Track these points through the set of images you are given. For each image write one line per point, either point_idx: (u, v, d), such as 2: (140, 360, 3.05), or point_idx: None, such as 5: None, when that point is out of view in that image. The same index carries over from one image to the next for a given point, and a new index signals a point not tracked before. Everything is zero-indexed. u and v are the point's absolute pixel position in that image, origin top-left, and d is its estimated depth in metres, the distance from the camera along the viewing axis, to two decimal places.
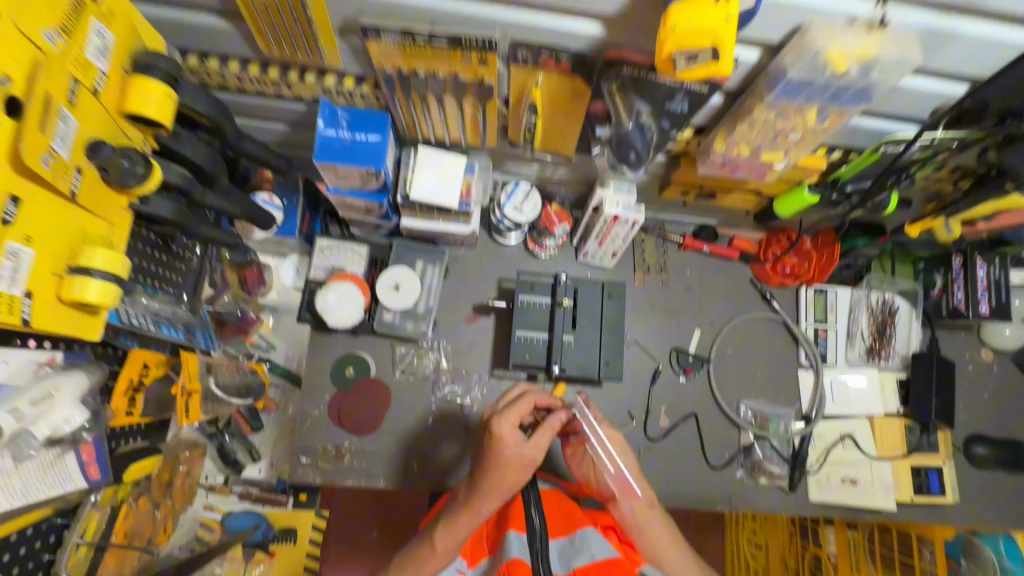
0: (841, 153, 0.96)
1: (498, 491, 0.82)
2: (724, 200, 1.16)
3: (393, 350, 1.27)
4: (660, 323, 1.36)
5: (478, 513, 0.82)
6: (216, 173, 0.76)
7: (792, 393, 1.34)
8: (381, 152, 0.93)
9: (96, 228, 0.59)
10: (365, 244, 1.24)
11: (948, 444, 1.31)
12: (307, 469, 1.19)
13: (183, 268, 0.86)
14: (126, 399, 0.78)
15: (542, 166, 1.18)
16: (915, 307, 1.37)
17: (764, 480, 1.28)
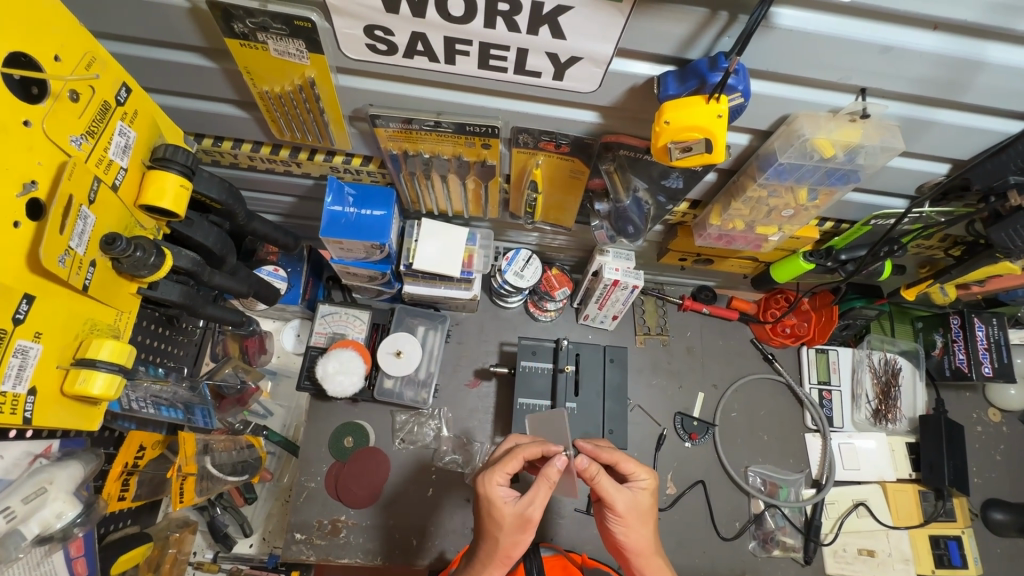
0: (832, 224, 1.00)
1: (492, 553, 0.79)
2: (721, 265, 1.18)
3: (394, 417, 1.25)
4: (663, 386, 1.35)
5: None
6: (225, 255, 0.77)
7: (800, 457, 1.31)
8: (386, 227, 0.96)
9: (103, 315, 0.60)
10: (367, 310, 1.25)
11: (964, 511, 1.27)
12: (301, 546, 1.14)
13: (184, 341, 0.88)
14: (118, 484, 0.77)
15: (542, 234, 1.21)
16: (918, 367, 1.36)
17: (777, 552, 1.23)
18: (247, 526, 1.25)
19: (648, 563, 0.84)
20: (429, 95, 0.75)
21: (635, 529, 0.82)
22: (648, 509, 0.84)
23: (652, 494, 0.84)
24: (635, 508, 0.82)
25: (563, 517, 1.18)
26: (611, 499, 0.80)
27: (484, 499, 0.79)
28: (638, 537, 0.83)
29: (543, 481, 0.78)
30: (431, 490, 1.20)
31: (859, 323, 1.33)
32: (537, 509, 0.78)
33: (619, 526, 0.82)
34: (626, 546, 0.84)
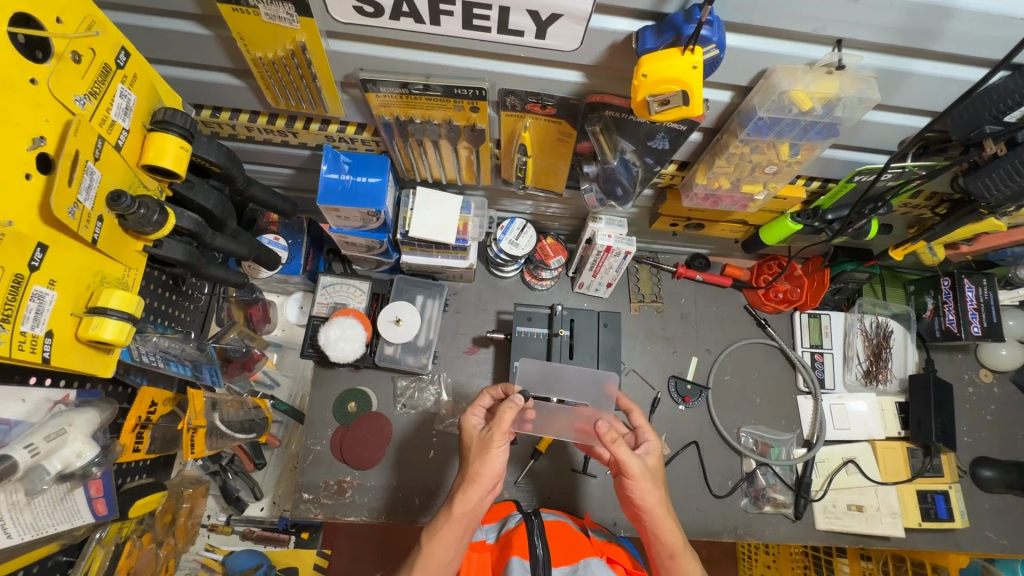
0: (819, 183, 1.02)
1: (464, 479, 0.83)
2: (712, 230, 1.20)
3: (395, 383, 1.30)
4: (657, 351, 1.39)
5: (453, 503, 0.83)
6: (225, 218, 0.81)
7: (792, 418, 1.35)
8: (381, 193, 0.99)
9: (112, 270, 0.64)
10: (367, 280, 1.28)
11: (952, 466, 1.30)
12: (309, 505, 1.19)
13: (190, 307, 0.94)
14: (133, 436, 0.80)
15: (536, 202, 1.23)
16: (909, 330, 1.39)
17: (768, 508, 1.27)
18: (257, 489, 1.33)
19: (664, 529, 0.86)
20: (415, 57, 0.77)
21: (648, 487, 0.85)
22: (658, 473, 0.89)
23: (656, 458, 0.91)
24: (647, 471, 0.86)
25: (559, 477, 1.23)
26: (624, 460, 0.83)
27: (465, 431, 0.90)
28: (654, 500, 0.85)
29: (502, 426, 0.84)
30: (432, 453, 1.24)
31: (851, 287, 1.38)
32: (508, 416, 0.84)
33: (633, 487, 0.84)
34: (642, 505, 0.86)
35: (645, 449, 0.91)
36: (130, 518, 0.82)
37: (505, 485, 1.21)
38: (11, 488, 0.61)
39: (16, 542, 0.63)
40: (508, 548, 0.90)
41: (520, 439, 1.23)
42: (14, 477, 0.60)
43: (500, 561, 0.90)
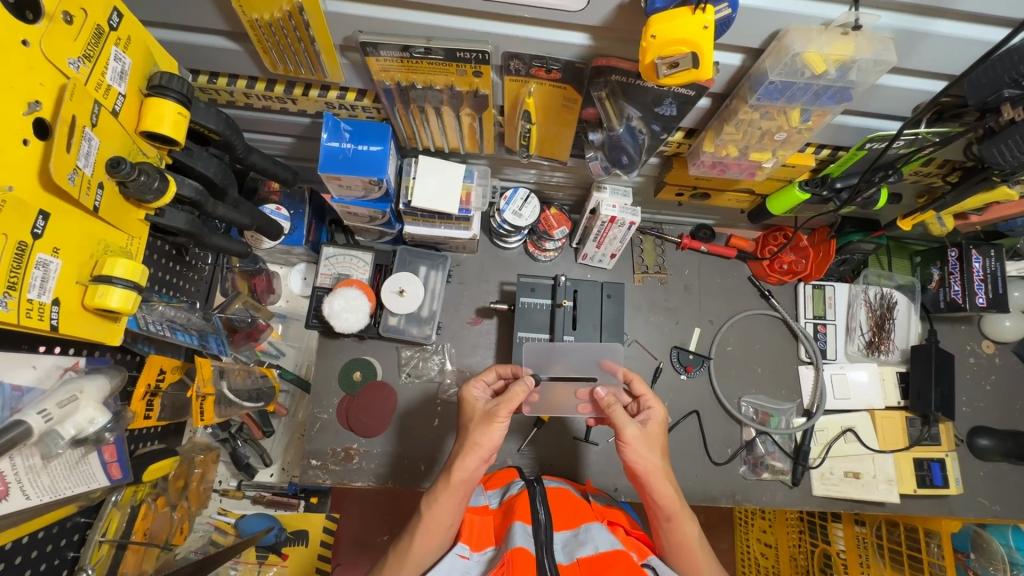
0: (829, 151, 1.00)
1: (466, 449, 0.85)
2: (718, 199, 1.19)
3: (399, 353, 1.31)
4: (660, 322, 1.39)
5: (452, 471, 0.84)
6: (227, 186, 0.80)
7: (792, 388, 1.37)
8: (383, 162, 0.98)
9: (115, 239, 0.64)
10: (370, 251, 1.28)
11: (950, 436, 1.31)
12: (317, 471, 1.22)
13: (194, 276, 0.94)
14: (143, 404, 0.81)
15: (540, 172, 1.21)
16: (913, 301, 1.38)
17: (767, 475, 1.30)
18: (266, 455, 1.37)
19: (662, 493, 0.84)
20: (416, 18, 0.75)
21: (643, 452, 0.85)
22: (658, 440, 0.88)
23: (658, 424, 0.91)
24: (643, 436, 0.87)
25: (561, 445, 1.25)
26: (618, 424, 0.86)
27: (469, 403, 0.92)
28: (651, 465, 0.85)
29: (510, 402, 0.86)
30: (437, 421, 1.26)
31: (855, 258, 1.35)
32: (519, 394, 0.86)
33: (627, 452, 0.86)
34: (637, 470, 0.85)
35: (646, 417, 0.92)
36: (143, 482, 0.83)
37: (508, 452, 1.23)
38: (27, 452, 0.63)
39: (36, 503, 0.64)
40: (510, 512, 0.89)
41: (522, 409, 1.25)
42: (29, 441, 0.61)
43: (503, 525, 0.90)
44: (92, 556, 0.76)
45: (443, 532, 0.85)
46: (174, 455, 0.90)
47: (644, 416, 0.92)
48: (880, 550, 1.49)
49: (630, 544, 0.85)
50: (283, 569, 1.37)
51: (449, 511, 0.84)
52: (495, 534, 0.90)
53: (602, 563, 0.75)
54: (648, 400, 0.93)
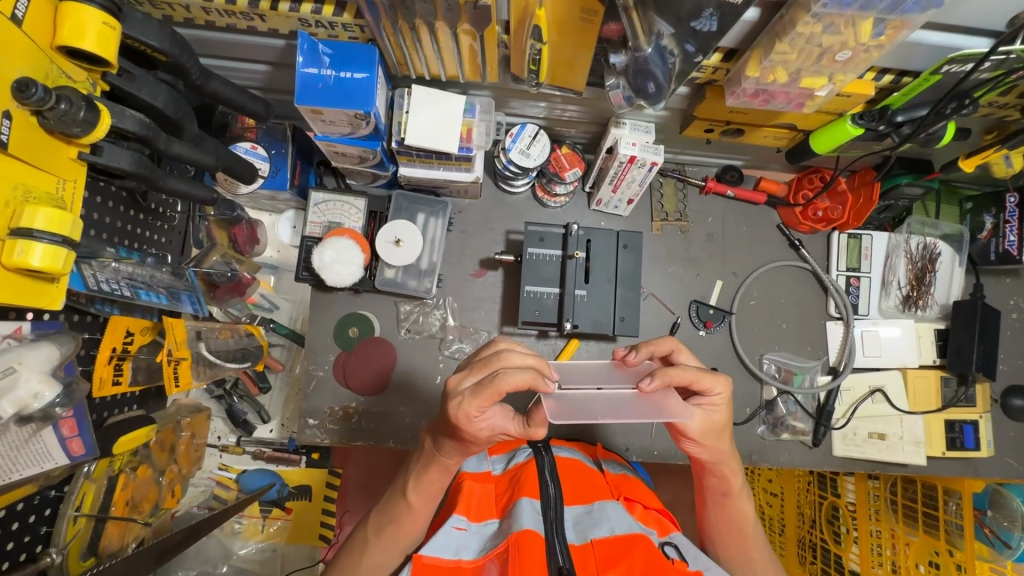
0: (892, 77, 0.84)
1: (459, 448, 0.77)
2: (753, 136, 1.04)
3: (398, 308, 1.22)
4: (678, 273, 1.28)
5: (447, 462, 0.81)
6: (182, 121, 0.67)
7: (818, 345, 1.28)
8: (371, 91, 0.85)
9: (41, 182, 0.56)
10: (362, 197, 1.17)
11: (986, 397, 1.24)
12: (315, 430, 1.17)
13: (164, 227, 0.85)
14: (110, 369, 0.74)
15: (550, 105, 1.07)
16: (959, 252, 1.26)
17: (786, 435, 1.24)
18: (264, 412, 1.34)
19: (727, 476, 0.88)
20: None
21: (713, 442, 0.82)
22: (723, 421, 0.81)
23: (724, 404, 0.80)
24: (708, 428, 0.81)
25: None
26: (681, 422, 0.80)
27: (467, 429, 0.69)
28: (715, 450, 0.84)
29: (528, 440, 0.70)
30: (439, 379, 1.20)
31: (901, 204, 1.21)
32: (542, 434, 0.70)
33: (694, 443, 0.83)
34: (701, 456, 0.86)
35: (705, 402, 0.80)
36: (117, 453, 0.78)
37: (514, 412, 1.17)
38: None
39: None
40: (516, 483, 0.91)
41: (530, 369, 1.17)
42: None
43: (506, 496, 0.91)
44: (67, 531, 0.72)
45: (420, 520, 0.87)
46: (151, 424, 0.84)
47: (703, 400, 0.80)
48: (893, 505, 1.46)
49: (646, 520, 0.90)
50: (286, 522, 1.37)
51: (430, 499, 0.85)
52: (495, 505, 0.91)
53: (620, 547, 0.80)
54: (709, 388, 0.78)
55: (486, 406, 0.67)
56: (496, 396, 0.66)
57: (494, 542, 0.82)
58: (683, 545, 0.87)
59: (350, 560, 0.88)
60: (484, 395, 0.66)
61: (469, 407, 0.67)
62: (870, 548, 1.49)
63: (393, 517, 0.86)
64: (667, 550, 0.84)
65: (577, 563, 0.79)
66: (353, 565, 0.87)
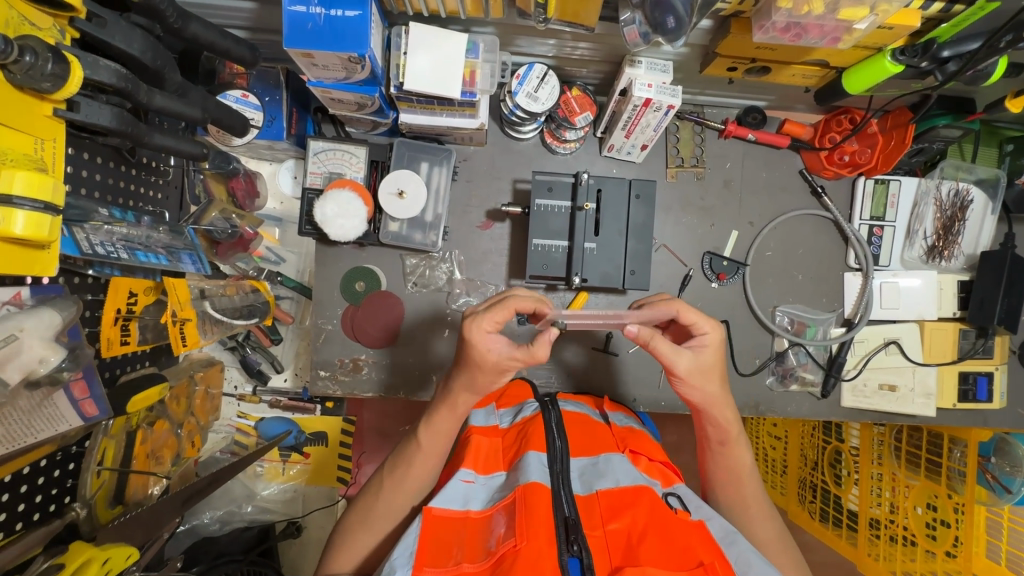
0: (942, 5, 0.74)
1: (469, 382, 0.84)
2: (780, 74, 0.96)
3: (404, 261, 1.20)
4: (693, 224, 1.24)
5: (456, 399, 0.87)
6: (162, 70, 0.63)
7: (834, 296, 1.25)
8: (364, 32, 0.79)
9: (15, 143, 0.53)
10: (363, 145, 1.12)
11: (1004, 348, 1.21)
12: (326, 382, 1.19)
13: (160, 182, 0.83)
14: (117, 329, 0.75)
15: (560, 43, 0.99)
16: (993, 198, 1.18)
17: (795, 386, 1.24)
18: (277, 363, 1.37)
19: (718, 420, 0.91)
20: None
21: (698, 385, 0.88)
22: (712, 366, 0.88)
23: (714, 349, 0.87)
24: (697, 368, 0.87)
25: (579, 355, 1.24)
26: (670, 360, 0.85)
27: (478, 345, 0.78)
28: (705, 393, 0.89)
29: (532, 361, 0.77)
30: (447, 332, 1.20)
31: (935, 147, 1.12)
32: (544, 353, 0.76)
33: (682, 383, 0.89)
34: (695, 401, 0.91)
35: (695, 341, 0.87)
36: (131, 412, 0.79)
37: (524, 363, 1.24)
38: None
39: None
40: (524, 437, 0.94)
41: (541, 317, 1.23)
42: None
43: (513, 450, 0.94)
44: (92, 483, 0.76)
45: (432, 463, 0.91)
46: (163, 383, 0.83)
47: (694, 340, 0.87)
48: (896, 451, 1.50)
49: (651, 472, 0.92)
50: (306, 466, 1.43)
51: (442, 441, 0.91)
52: (502, 458, 0.95)
53: (624, 499, 0.81)
54: (699, 325, 0.86)
55: (500, 321, 0.78)
56: (498, 317, 0.78)
57: (501, 494, 0.84)
58: (686, 495, 0.89)
59: (365, 508, 0.91)
60: (498, 310, 0.78)
61: (482, 323, 0.78)
62: (870, 490, 1.53)
63: (406, 459, 0.92)
64: (670, 499, 0.86)
65: (582, 512, 0.81)
66: (367, 510, 0.91)
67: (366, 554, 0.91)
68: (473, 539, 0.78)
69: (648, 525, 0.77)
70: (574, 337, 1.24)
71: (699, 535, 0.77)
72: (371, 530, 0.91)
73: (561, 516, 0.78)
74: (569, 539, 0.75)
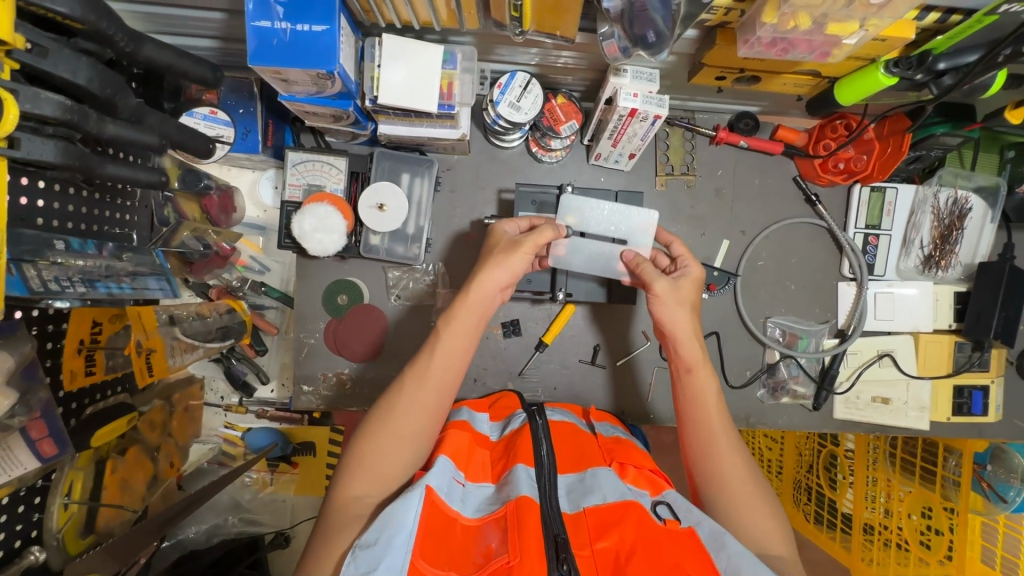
0: (937, 16, 0.71)
1: (495, 262, 0.90)
2: (771, 83, 0.92)
3: (386, 274, 1.17)
4: (683, 233, 1.21)
5: (472, 289, 0.90)
6: (114, 98, 0.60)
7: (827, 306, 1.22)
8: (333, 47, 0.75)
9: None
10: (343, 156, 1.09)
11: (1000, 361, 1.18)
12: (309, 397, 1.18)
13: (131, 204, 0.80)
14: (81, 360, 0.77)
15: (542, 51, 0.95)
16: (993, 207, 1.15)
17: (786, 399, 1.22)
18: (262, 374, 1.33)
19: (683, 343, 0.92)
20: None
21: (670, 309, 0.93)
22: (688, 295, 0.94)
23: (691, 280, 0.96)
24: (672, 292, 0.93)
25: (567, 367, 1.21)
26: (648, 279, 0.94)
27: (497, 233, 0.98)
28: (675, 319, 0.93)
29: (536, 244, 0.93)
30: None
31: (933, 155, 1.08)
32: (546, 236, 0.93)
33: (656, 305, 0.94)
34: (665, 329, 0.94)
35: (680, 270, 0.97)
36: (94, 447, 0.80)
37: (511, 376, 1.21)
38: None
39: None
40: (513, 448, 0.91)
41: (527, 330, 1.20)
42: None
43: (502, 462, 0.89)
44: (59, 517, 0.76)
45: (432, 398, 0.86)
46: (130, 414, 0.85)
47: (678, 270, 0.98)
48: (891, 457, 1.48)
49: (639, 482, 0.87)
50: (294, 475, 1.43)
51: (452, 368, 0.89)
52: (491, 470, 0.90)
53: (612, 515, 0.77)
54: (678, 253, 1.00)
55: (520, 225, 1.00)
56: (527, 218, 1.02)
57: (491, 507, 0.80)
58: (676, 503, 0.84)
59: (370, 451, 0.83)
60: (520, 219, 1.01)
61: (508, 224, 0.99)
62: (865, 495, 1.51)
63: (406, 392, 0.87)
64: (659, 509, 0.81)
65: (569, 530, 0.77)
66: (360, 454, 0.83)
67: (378, 503, 0.83)
68: (463, 550, 0.74)
69: (636, 545, 0.73)
70: (561, 349, 1.22)
71: (688, 550, 0.74)
72: (384, 472, 0.83)
73: (552, 534, 0.75)
74: (558, 558, 0.72)
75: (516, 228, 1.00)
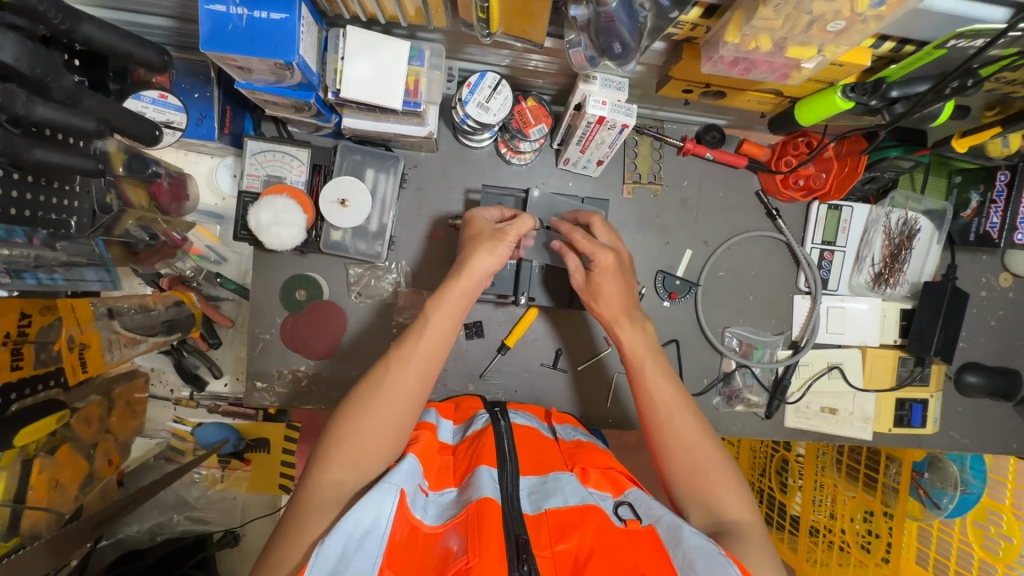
0: (893, 45, 0.73)
1: (487, 250, 0.91)
2: (734, 100, 0.94)
3: (347, 270, 1.15)
4: (647, 241, 1.22)
5: (464, 274, 0.90)
6: (46, 79, 0.56)
7: (783, 318, 1.25)
8: (292, 38, 0.73)
9: None
10: (306, 148, 1.06)
11: (939, 376, 1.24)
12: (263, 394, 1.15)
13: (75, 189, 0.74)
14: (8, 354, 0.74)
15: (512, 54, 0.94)
16: (939, 229, 1.20)
17: (740, 407, 1.24)
18: (215, 368, 1.30)
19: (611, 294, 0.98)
20: None
21: (607, 271, 0.97)
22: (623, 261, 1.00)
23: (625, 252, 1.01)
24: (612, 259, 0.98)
25: (528, 371, 1.21)
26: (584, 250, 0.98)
27: (477, 220, 0.99)
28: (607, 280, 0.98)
29: (518, 233, 0.94)
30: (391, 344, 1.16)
31: (886, 177, 1.12)
32: (524, 224, 0.95)
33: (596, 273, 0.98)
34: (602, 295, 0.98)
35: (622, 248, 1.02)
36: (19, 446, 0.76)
37: (472, 378, 1.20)
38: None
39: None
40: (475, 450, 0.88)
41: (489, 332, 1.19)
42: None
43: (465, 465, 0.86)
44: None
45: (417, 385, 0.85)
46: (64, 412, 0.82)
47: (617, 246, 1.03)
48: (838, 463, 1.54)
49: (602, 485, 0.84)
50: (246, 472, 1.40)
51: (435, 355, 0.87)
52: (453, 475, 0.86)
53: (572, 519, 0.74)
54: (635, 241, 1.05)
55: (498, 215, 1.02)
56: (502, 208, 1.04)
57: (453, 511, 0.76)
58: (637, 502, 0.82)
59: (348, 438, 0.79)
60: (499, 208, 1.03)
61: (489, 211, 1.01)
62: (812, 498, 1.56)
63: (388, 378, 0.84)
64: (620, 510, 0.79)
65: (529, 532, 0.74)
66: (338, 440, 0.80)
67: (356, 489, 0.78)
68: (422, 557, 0.69)
69: (596, 545, 0.71)
70: (523, 352, 1.22)
71: (648, 554, 0.72)
72: (364, 461, 0.79)
73: (513, 535, 0.71)
74: (518, 559, 0.68)
75: (492, 216, 1.01)
